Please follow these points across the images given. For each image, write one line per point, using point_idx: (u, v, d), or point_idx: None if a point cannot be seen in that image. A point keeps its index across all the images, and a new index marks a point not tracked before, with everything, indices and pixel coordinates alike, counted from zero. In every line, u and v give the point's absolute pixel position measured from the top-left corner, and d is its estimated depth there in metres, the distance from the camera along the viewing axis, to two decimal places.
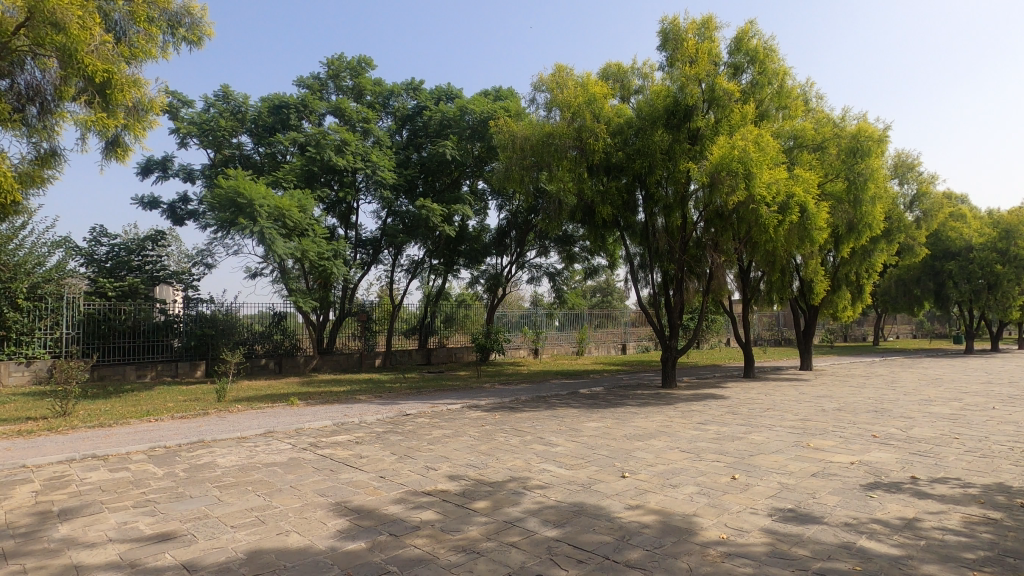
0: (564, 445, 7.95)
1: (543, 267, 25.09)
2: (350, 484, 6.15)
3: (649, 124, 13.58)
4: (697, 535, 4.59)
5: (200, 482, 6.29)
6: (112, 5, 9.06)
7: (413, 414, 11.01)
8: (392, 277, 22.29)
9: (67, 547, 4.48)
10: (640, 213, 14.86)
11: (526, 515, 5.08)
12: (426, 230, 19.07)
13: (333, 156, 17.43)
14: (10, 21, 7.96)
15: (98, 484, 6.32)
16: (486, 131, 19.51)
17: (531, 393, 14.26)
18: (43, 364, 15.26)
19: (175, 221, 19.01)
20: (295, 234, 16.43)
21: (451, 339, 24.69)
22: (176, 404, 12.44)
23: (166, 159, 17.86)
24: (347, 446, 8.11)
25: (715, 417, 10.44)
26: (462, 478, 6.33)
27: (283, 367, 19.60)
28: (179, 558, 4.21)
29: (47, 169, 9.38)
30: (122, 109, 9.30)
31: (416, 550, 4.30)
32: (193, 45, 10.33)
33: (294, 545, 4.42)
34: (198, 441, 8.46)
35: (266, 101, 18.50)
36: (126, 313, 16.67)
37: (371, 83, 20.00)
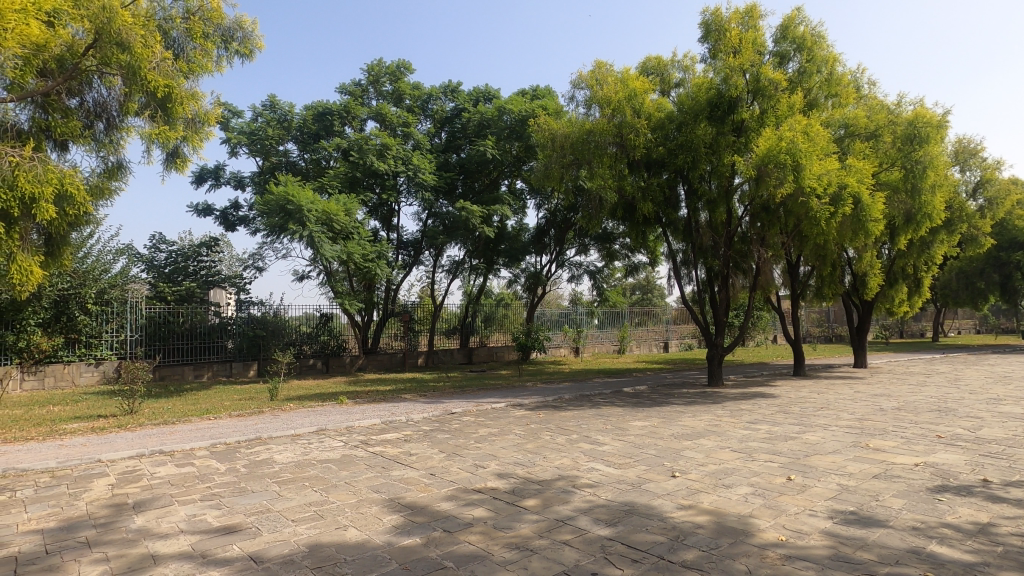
0: (611, 444, 7.89)
1: (584, 266, 24.96)
2: (402, 481, 6.28)
3: (691, 117, 13.35)
4: (754, 536, 4.49)
5: (260, 478, 6.55)
6: (170, 24, 9.49)
7: (458, 412, 11.15)
8: (434, 278, 22.63)
9: (143, 537, 4.76)
10: (682, 209, 14.58)
11: (577, 514, 5.08)
12: (466, 231, 19.26)
13: (374, 160, 17.86)
14: (79, 42, 8.47)
15: (167, 478, 6.67)
16: (525, 131, 19.57)
17: (573, 391, 14.20)
18: (110, 365, 16.17)
19: (226, 227, 19.79)
20: (341, 238, 16.88)
21: (491, 339, 24.89)
22: (232, 403, 12.97)
23: (218, 167, 18.60)
24: (396, 444, 8.29)
25: (765, 416, 10.18)
26: (511, 476, 6.37)
27: (330, 366, 20.19)
28: (246, 550, 4.40)
29: (114, 180, 9.95)
30: (182, 121, 9.77)
31: (469, 547, 4.36)
32: (244, 58, 10.72)
33: (352, 540, 4.56)
34: (256, 438, 8.81)
35: (311, 109, 19.05)
36: (184, 316, 17.51)
37: (410, 87, 20.33)
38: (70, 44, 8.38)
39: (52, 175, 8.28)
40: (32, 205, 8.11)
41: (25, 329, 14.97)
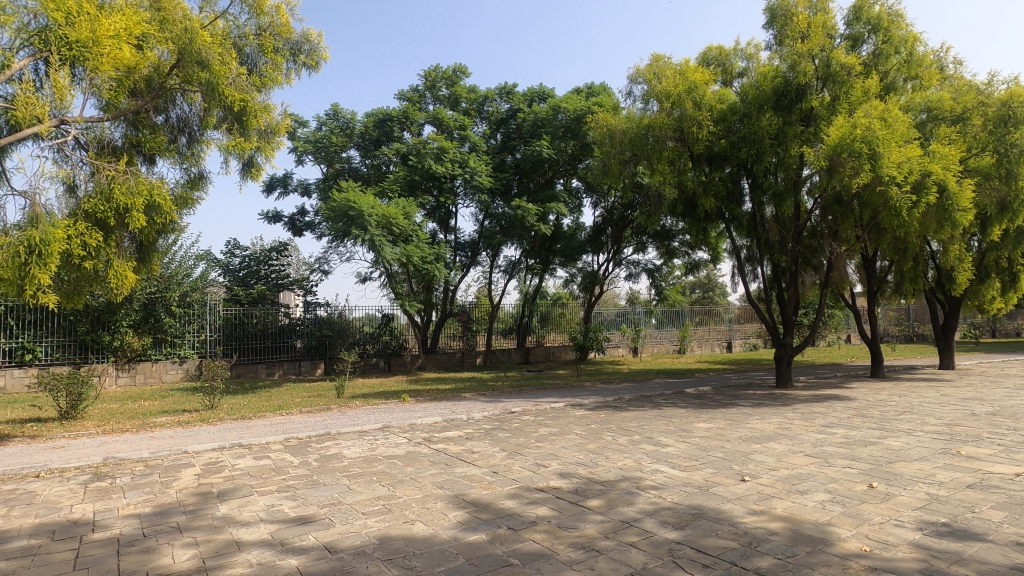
0: (676, 446, 7.70)
1: (642, 264, 24.51)
2: (465, 478, 6.38)
3: (755, 108, 12.84)
4: (834, 545, 4.26)
5: (331, 471, 6.83)
6: (244, 40, 10.04)
7: (517, 412, 11.21)
8: (490, 278, 22.87)
9: (227, 525, 5.06)
10: (746, 204, 14.09)
11: (643, 515, 4.99)
12: (522, 231, 19.34)
13: (432, 164, 18.18)
14: (164, 63, 9.17)
15: (246, 470, 7.08)
16: (581, 129, 19.43)
17: (633, 392, 13.96)
18: (192, 364, 17.32)
19: (294, 232, 20.75)
20: (401, 240, 17.31)
21: (548, 338, 24.90)
22: (302, 400, 13.61)
23: (287, 175, 19.52)
24: (458, 442, 8.43)
25: (841, 419, 9.64)
26: (573, 476, 6.33)
27: (392, 366, 20.78)
28: (321, 540, 4.60)
29: (197, 190, 10.50)
30: (255, 133, 10.29)
31: (535, 545, 4.37)
32: (310, 69, 11.08)
33: (420, 534, 4.67)
34: (325, 434, 9.18)
35: (371, 116, 19.66)
36: (257, 317, 18.53)
37: (466, 90, 20.63)
38: (156, 64, 9.11)
39: (143, 186, 9.02)
40: (126, 215, 8.85)
41: (119, 330, 16.22)
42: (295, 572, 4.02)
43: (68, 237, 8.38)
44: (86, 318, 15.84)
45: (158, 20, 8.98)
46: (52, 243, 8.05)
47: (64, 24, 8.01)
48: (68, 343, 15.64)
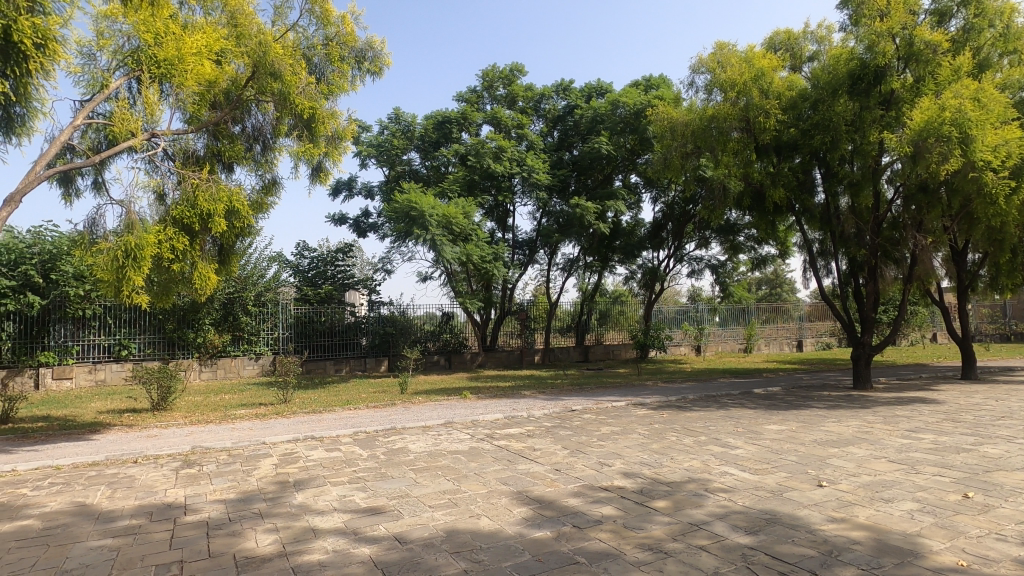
0: (745, 448, 7.42)
1: (705, 260, 23.77)
2: (528, 474, 6.41)
3: (828, 94, 12.18)
4: (926, 558, 3.97)
5: (398, 465, 7.04)
6: (313, 51, 10.43)
7: (578, 410, 11.15)
8: (549, 277, 22.87)
9: (304, 512, 5.32)
10: (819, 194, 13.36)
11: (712, 518, 4.84)
12: (580, 228, 19.28)
13: (491, 163, 18.35)
14: (240, 76, 9.65)
15: (320, 461, 7.41)
16: (640, 123, 19.03)
17: (697, 391, 13.56)
18: (267, 359, 18.33)
19: (359, 233, 21.51)
20: (461, 240, 17.60)
21: (607, 336, 24.63)
22: (369, 395, 14.14)
23: (352, 179, 20.26)
24: (520, 439, 8.48)
25: (929, 424, 8.98)
26: (637, 476, 6.23)
27: (452, 363, 21.17)
28: (391, 530, 4.75)
29: (271, 196, 10.91)
30: (324, 139, 10.61)
31: (601, 544, 4.33)
32: (374, 75, 11.37)
33: (486, 528, 4.73)
34: (391, 428, 9.47)
35: (430, 118, 20.04)
36: (326, 316, 19.40)
37: (523, 89, 20.67)
38: (233, 78, 9.58)
39: (224, 193, 9.62)
40: (209, 221, 9.50)
41: (202, 328, 17.36)
42: (368, 560, 4.17)
43: (159, 241, 9.07)
44: (174, 317, 17.05)
45: (235, 36, 9.51)
46: (144, 247, 8.74)
47: (154, 45, 8.82)
48: (158, 340, 16.85)
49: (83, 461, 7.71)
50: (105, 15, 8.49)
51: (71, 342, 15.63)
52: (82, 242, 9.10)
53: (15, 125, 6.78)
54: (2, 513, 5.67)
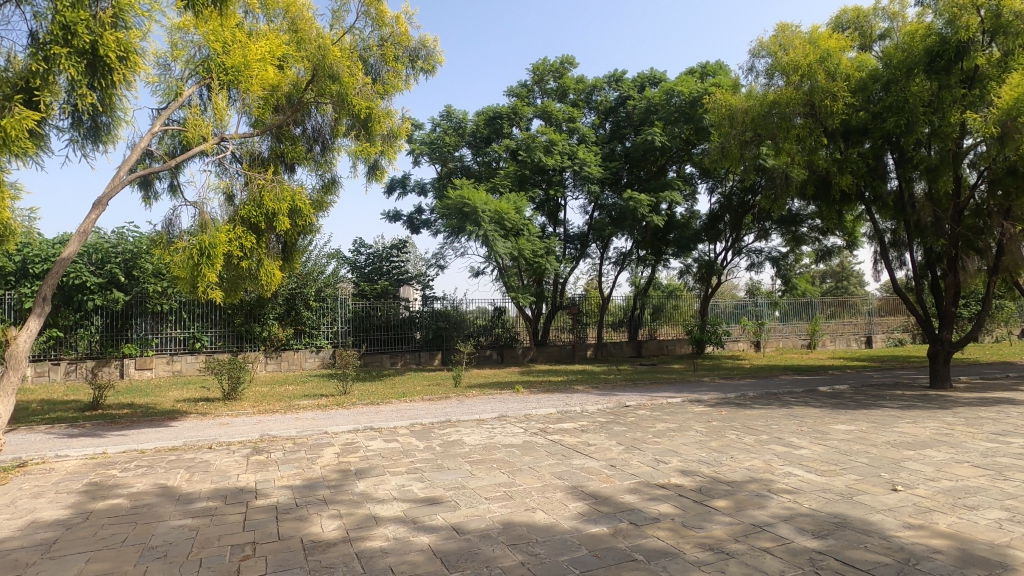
0: (811, 448, 7.11)
1: (765, 252, 22.86)
2: (583, 470, 6.38)
3: (903, 73, 11.39)
4: (1017, 572, 3.68)
5: (454, 457, 7.16)
6: (369, 52, 10.68)
7: (632, 406, 10.98)
8: (601, 271, 22.62)
9: (365, 500, 5.51)
10: (891, 180, 12.57)
11: (776, 520, 4.67)
12: (633, 221, 18.94)
13: (542, 157, 18.29)
14: (301, 80, 10.10)
15: (379, 451, 7.65)
16: (696, 113, 18.44)
17: (757, 388, 13.08)
18: (327, 353, 19.02)
19: (412, 229, 21.96)
20: (512, 235, 17.66)
21: (661, 331, 24.17)
22: (423, 388, 14.46)
23: (405, 176, 20.67)
24: (573, 433, 8.44)
25: (1019, 427, 8.30)
26: (696, 474, 6.09)
27: (504, 357, 21.31)
28: (449, 520, 4.85)
29: (331, 195, 11.28)
30: (380, 138, 10.84)
31: (659, 542, 4.26)
32: (428, 73, 11.52)
33: (542, 522, 4.75)
34: (446, 421, 9.64)
35: (481, 114, 20.16)
36: (382, 311, 19.95)
37: (574, 81, 20.45)
38: (295, 81, 10.05)
39: (287, 193, 10.03)
40: (274, 219, 9.95)
41: (267, 322, 18.22)
42: (427, 549, 4.27)
43: (230, 240, 9.59)
44: (241, 311, 17.95)
45: (296, 41, 9.90)
46: (216, 245, 9.27)
47: (222, 53, 9.16)
48: (228, 334, 17.80)
49: (164, 446, 8.26)
50: (178, 27, 9.00)
51: (151, 335, 16.76)
52: (160, 241, 9.71)
53: (101, 134, 7.25)
54: (95, 492, 6.17)
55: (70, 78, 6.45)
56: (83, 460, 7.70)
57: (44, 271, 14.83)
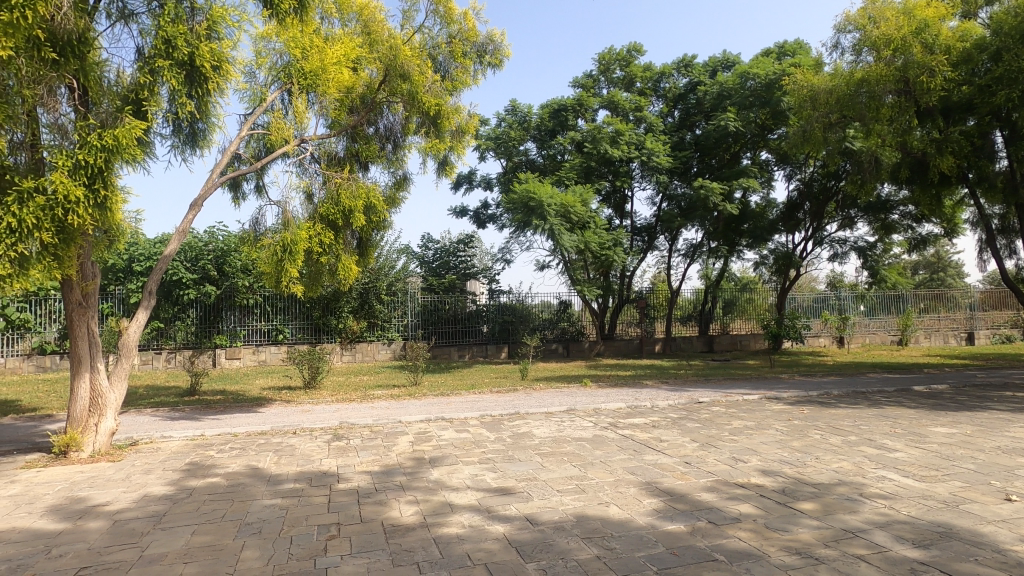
0: (907, 452, 6.60)
1: (850, 241, 21.40)
2: (657, 466, 6.25)
3: (1015, 41, 10.22)
4: None
5: (525, 448, 7.21)
6: (437, 50, 10.88)
7: (705, 402, 10.62)
8: (670, 263, 22.00)
9: (440, 488, 5.65)
10: (1002, 160, 11.54)
11: (871, 526, 4.37)
12: (704, 211, 18.27)
13: (608, 148, 17.94)
14: (373, 80, 10.46)
15: (451, 441, 7.82)
16: (774, 96, 17.48)
17: (843, 387, 12.28)
18: (398, 345, 19.64)
19: (478, 224, 22.24)
20: (578, 228, 17.50)
21: (733, 326, 23.22)
22: (491, 380, 14.64)
23: (471, 172, 20.93)
24: (644, 429, 8.28)
25: None
26: (778, 474, 5.81)
27: (570, 351, 21.22)
28: (522, 511, 4.88)
29: (402, 191, 11.58)
30: (449, 134, 11.02)
31: (741, 543, 4.10)
32: (495, 68, 11.59)
33: (616, 517, 4.70)
34: (515, 413, 9.73)
35: (546, 107, 20.04)
36: (450, 304, 20.36)
37: (641, 69, 19.90)
38: (366, 82, 10.41)
39: (361, 191, 10.43)
40: (349, 216, 10.38)
41: (342, 315, 19.05)
42: (501, 538, 4.33)
43: (309, 237, 10.14)
44: (319, 305, 18.85)
45: (368, 43, 10.24)
46: (297, 241, 9.84)
47: (301, 58, 9.59)
48: (306, 326, 18.74)
49: (254, 430, 8.84)
50: (262, 36, 9.50)
51: (239, 327, 17.96)
52: (248, 239, 10.36)
53: (198, 139, 7.81)
54: (196, 470, 6.70)
55: (171, 88, 6.98)
56: (185, 441, 8.39)
57: (147, 268, 16.21)
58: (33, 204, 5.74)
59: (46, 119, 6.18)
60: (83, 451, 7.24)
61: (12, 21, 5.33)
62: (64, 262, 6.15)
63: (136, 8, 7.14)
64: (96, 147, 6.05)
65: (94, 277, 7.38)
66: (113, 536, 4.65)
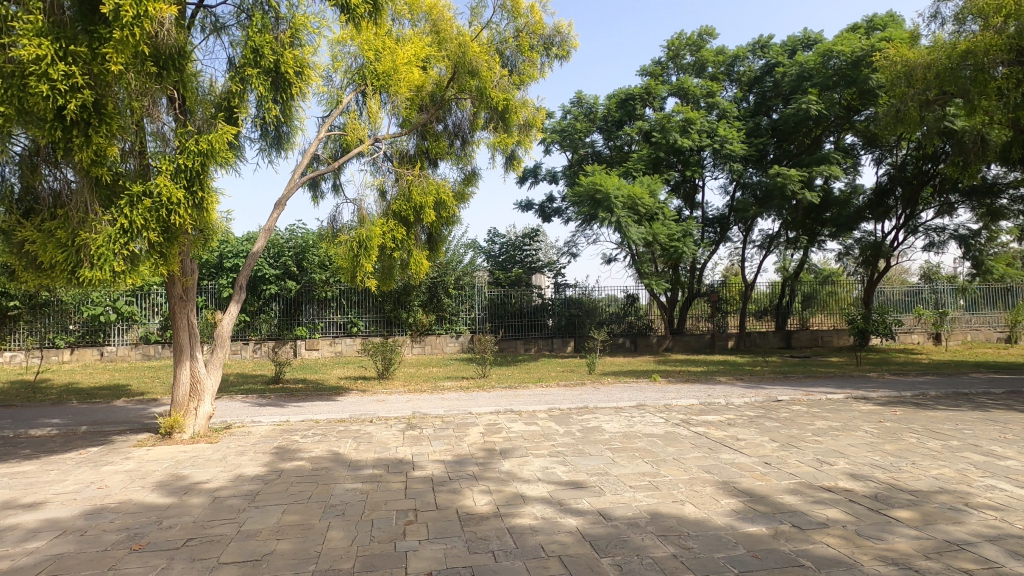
0: (1020, 459, 6.00)
1: (949, 229, 19.65)
2: (734, 465, 6.02)
3: None
4: None
5: (595, 443, 7.16)
6: (505, 45, 10.93)
7: (785, 401, 10.12)
8: (745, 255, 21.09)
9: (512, 479, 5.72)
10: None
11: (978, 539, 4.01)
12: (782, 200, 17.36)
13: (678, 137, 17.33)
14: (442, 78, 10.66)
15: (521, 433, 7.89)
16: (861, 74, 16.23)
17: (942, 388, 11.32)
18: (465, 338, 20.02)
19: (544, 218, 22.21)
20: (646, 220, 17.12)
21: (813, 321, 21.97)
22: (558, 374, 14.64)
23: (537, 166, 20.94)
24: (719, 427, 8.01)
25: None
26: (869, 479, 5.45)
27: (638, 345, 20.86)
28: (594, 505, 4.86)
29: (471, 186, 11.76)
30: (516, 128, 11.08)
31: (829, 550, 3.88)
32: (562, 60, 11.47)
33: (692, 516, 4.57)
34: (583, 407, 9.69)
35: (613, 97, 19.64)
36: (516, 298, 20.50)
37: (714, 53, 19.07)
38: (436, 80, 10.62)
39: (432, 186, 10.73)
40: (421, 212, 10.72)
41: (412, 308, 19.62)
42: (575, 531, 4.33)
43: (383, 233, 10.50)
44: (391, 299, 19.52)
45: (437, 41, 10.43)
46: (372, 238, 10.22)
47: (375, 60, 9.93)
48: (379, 319, 19.47)
49: (334, 417, 9.31)
50: (338, 41, 9.87)
51: (317, 320, 18.95)
52: (327, 235, 10.87)
53: (283, 142, 8.28)
54: (284, 454, 7.14)
55: (258, 95, 7.42)
56: (272, 426, 8.95)
57: (235, 265, 17.39)
58: (141, 206, 6.28)
59: (151, 128, 6.68)
60: (185, 432, 7.90)
61: (124, 37, 5.85)
62: (169, 259, 6.71)
63: (226, 21, 7.64)
64: (194, 152, 6.54)
65: (193, 272, 7.98)
66: (214, 511, 5.05)
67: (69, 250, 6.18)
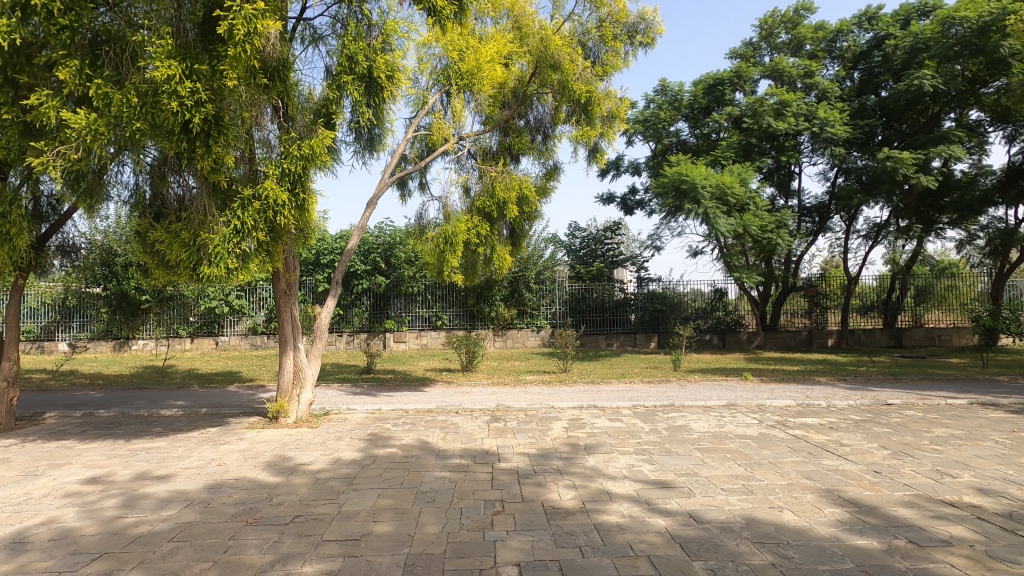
0: None
1: None
2: (838, 472, 5.61)
3: None
4: None
5: (683, 442, 6.94)
6: (587, 36, 10.78)
7: (896, 404, 9.28)
8: (847, 246, 19.53)
9: (597, 475, 5.68)
10: None
11: None
12: (891, 185, 15.88)
13: (772, 121, 16.28)
14: (524, 74, 10.72)
15: (605, 430, 7.80)
16: (990, 42, 14.30)
17: None
18: (546, 332, 20.04)
19: (626, 211, 21.75)
20: (737, 210, 16.28)
21: (929, 318, 19.96)
22: (642, 370, 14.32)
23: (619, 158, 20.52)
24: (821, 430, 7.49)
25: None
26: (1001, 495, 4.88)
27: (727, 342, 19.97)
28: (684, 506, 4.72)
29: (553, 181, 11.75)
30: (599, 120, 10.94)
31: (953, 570, 3.53)
32: (647, 47, 11.15)
33: (792, 524, 4.32)
34: (669, 404, 9.42)
35: (699, 83, 18.82)
36: (597, 293, 20.25)
37: (812, 29, 17.72)
38: (518, 76, 10.70)
39: (515, 182, 10.88)
40: (504, 208, 10.87)
41: (494, 303, 19.93)
42: (665, 532, 4.22)
43: (468, 229, 10.76)
44: (473, 293, 19.93)
45: (519, 37, 10.46)
46: (457, 234, 10.50)
47: (458, 60, 10.08)
48: (462, 313, 19.96)
49: (422, 407, 9.68)
50: (424, 43, 10.19)
51: (404, 313, 19.75)
52: (414, 233, 11.28)
53: (375, 143, 8.71)
54: (377, 441, 7.52)
55: (353, 101, 7.81)
56: (366, 413, 9.46)
57: (330, 261, 18.54)
58: (251, 208, 6.84)
59: (258, 135, 7.23)
60: (289, 416, 8.54)
61: (237, 54, 6.35)
62: (274, 257, 7.28)
63: (323, 32, 8.10)
64: (296, 157, 7.01)
65: (296, 269, 8.52)
66: (317, 491, 5.42)
67: (191, 249, 6.86)
